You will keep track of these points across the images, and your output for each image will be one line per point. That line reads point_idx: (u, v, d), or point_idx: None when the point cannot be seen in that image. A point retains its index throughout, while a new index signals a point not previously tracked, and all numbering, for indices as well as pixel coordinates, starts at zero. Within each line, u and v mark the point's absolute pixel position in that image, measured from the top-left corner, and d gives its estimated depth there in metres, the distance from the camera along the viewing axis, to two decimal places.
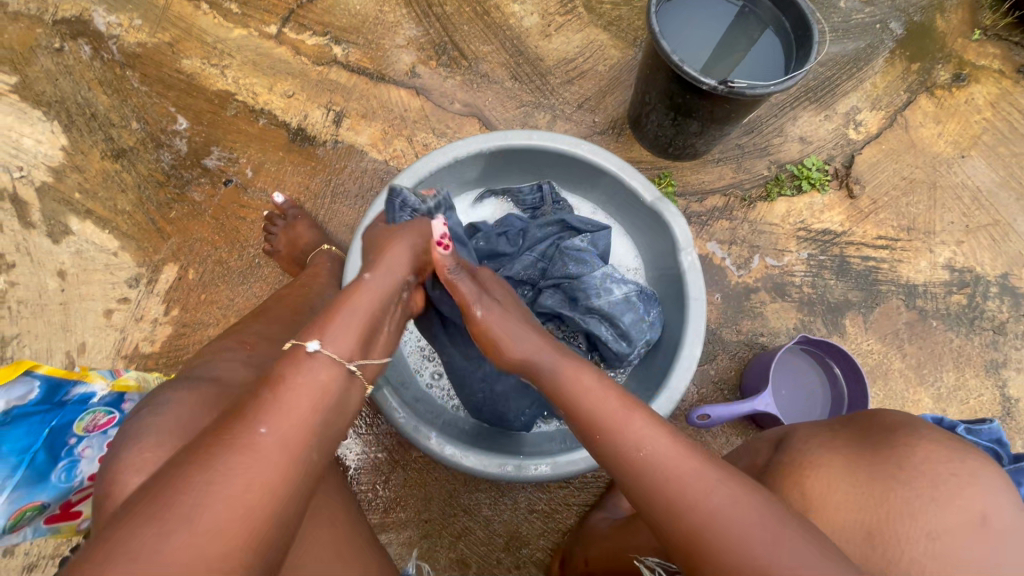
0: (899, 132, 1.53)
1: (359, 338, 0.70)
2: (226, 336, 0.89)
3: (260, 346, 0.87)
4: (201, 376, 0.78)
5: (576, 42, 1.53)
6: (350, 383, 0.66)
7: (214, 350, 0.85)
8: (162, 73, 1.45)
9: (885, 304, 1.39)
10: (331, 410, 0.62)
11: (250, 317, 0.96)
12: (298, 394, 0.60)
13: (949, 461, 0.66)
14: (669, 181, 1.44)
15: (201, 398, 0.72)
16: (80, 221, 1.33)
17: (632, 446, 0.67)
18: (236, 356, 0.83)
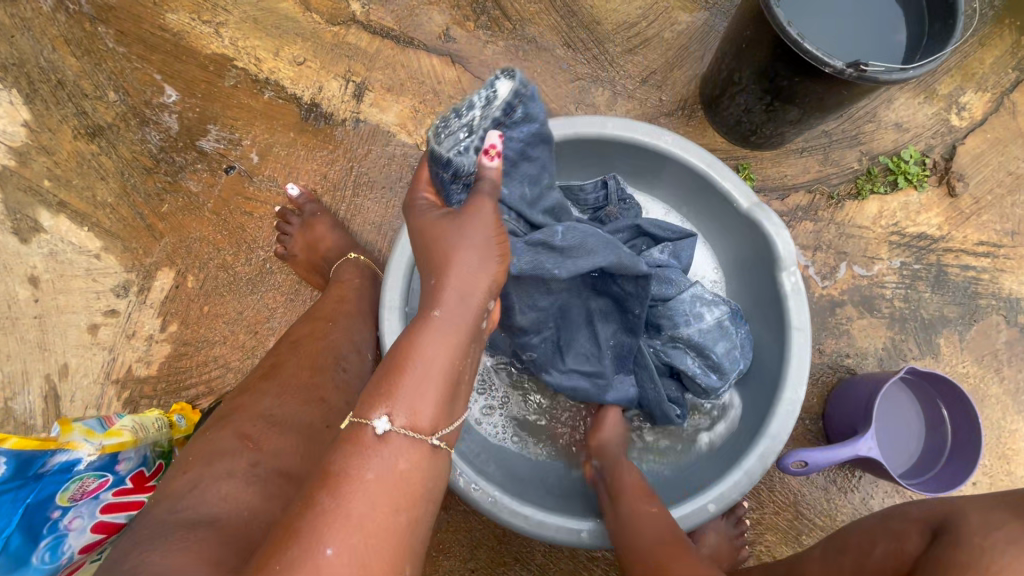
0: (1006, 118, 1.32)
1: (438, 399, 0.54)
2: (224, 424, 0.75)
3: (267, 444, 0.72)
4: (192, 511, 0.62)
5: (640, 1, 1.28)
6: (431, 467, 0.55)
7: (207, 454, 0.70)
8: (142, 30, 1.20)
9: (984, 321, 1.23)
10: (414, 502, 0.53)
11: (257, 383, 0.82)
12: (365, 492, 0.50)
13: None
14: (748, 174, 1.24)
15: (203, 549, 0.57)
16: (53, 216, 1.11)
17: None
18: (236, 470, 0.68)
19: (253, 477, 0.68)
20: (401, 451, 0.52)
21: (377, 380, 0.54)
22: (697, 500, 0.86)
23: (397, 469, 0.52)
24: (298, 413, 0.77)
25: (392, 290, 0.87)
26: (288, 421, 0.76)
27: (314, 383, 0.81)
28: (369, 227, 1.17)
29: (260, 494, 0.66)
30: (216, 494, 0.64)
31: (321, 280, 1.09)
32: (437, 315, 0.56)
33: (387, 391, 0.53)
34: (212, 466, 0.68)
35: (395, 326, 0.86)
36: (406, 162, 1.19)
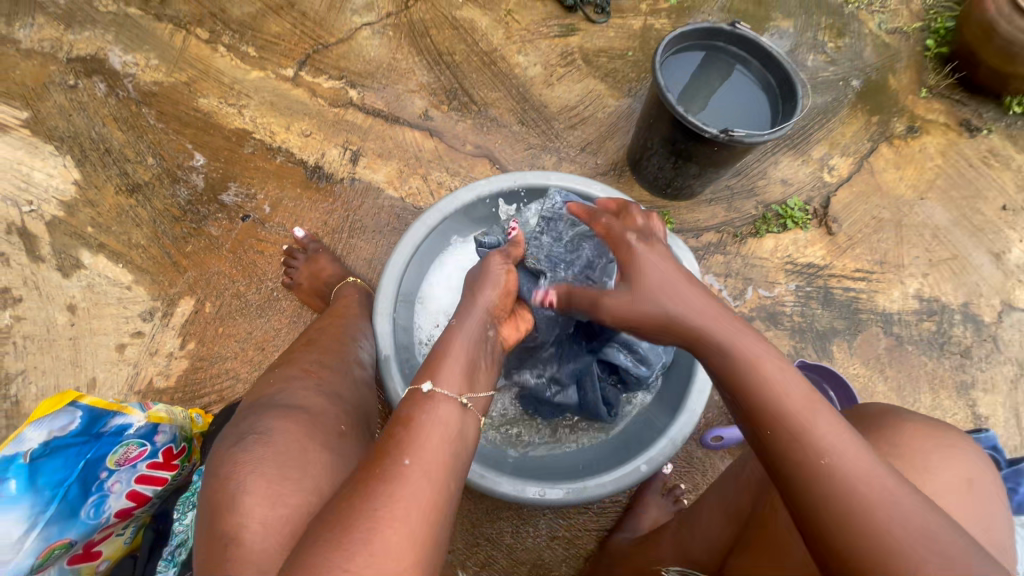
0: (866, 176, 1.70)
1: (463, 375, 0.76)
2: (286, 365, 0.94)
3: (325, 377, 0.92)
4: (281, 403, 0.83)
5: (577, 91, 1.65)
6: (462, 419, 0.72)
7: (281, 378, 0.90)
8: (178, 111, 1.49)
9: (866, 332, 1.52)
10: (455, 441, 0.70)
11: (301, 346, 1.02)
12: (430, 431, 0.68)
13: (937, 438, 0.76)
14: (668, 218, 1.55)
15: (296, 424, 0.78)
16: (92, 255, 1.32)
17: (818, 451, 0.63)
18: (308, 386, 0.87)
19: (322, 391, 0.88)
20: (442, 405, 0.71)
21: (425, 367, 0.76)
22: (630, 463, 1.05)
23: (439, 413, 0.70)
24: (340, 362, 0.97)
25: (384, 300, 1.11)
26: (334, 365, 0.96)
27: (344, 347, 1.02)
28: (362, 262, 1.42)
29: (328, 402, 0.87)
30: (298, 397, 0.84)
31: (321, 303, 1.30)
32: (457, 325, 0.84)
33: (432, 369, 0.75)
34: (289, 384, 0.87)
35: (387, 328, 1.09)
36: (393, 211, 1.46)
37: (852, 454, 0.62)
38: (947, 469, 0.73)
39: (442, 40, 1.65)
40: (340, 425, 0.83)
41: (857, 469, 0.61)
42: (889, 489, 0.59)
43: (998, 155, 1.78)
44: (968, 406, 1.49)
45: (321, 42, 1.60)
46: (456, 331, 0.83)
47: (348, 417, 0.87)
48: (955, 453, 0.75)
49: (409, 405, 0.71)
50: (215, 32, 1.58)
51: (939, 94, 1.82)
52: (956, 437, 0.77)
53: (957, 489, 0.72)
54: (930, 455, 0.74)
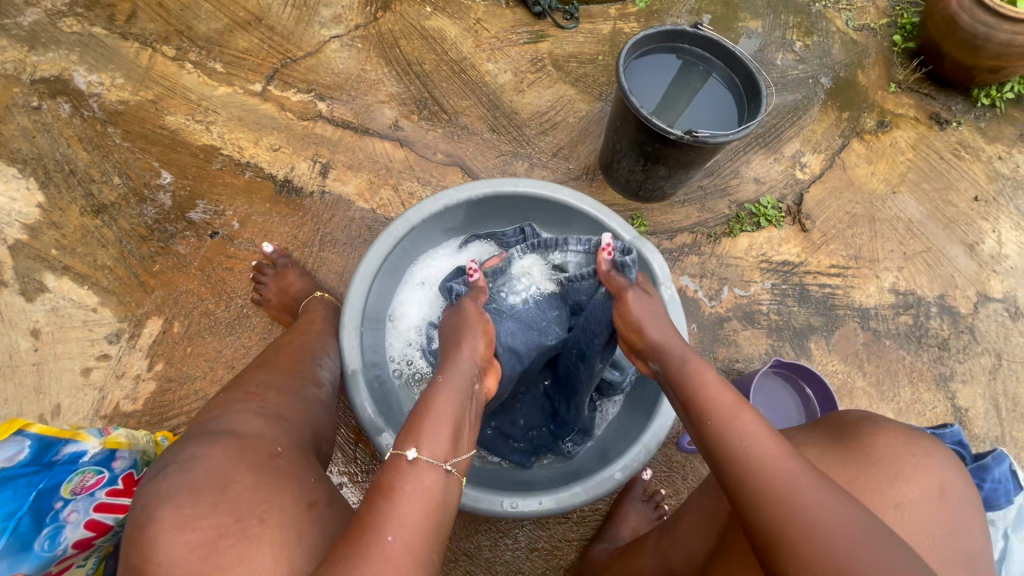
0: (838, 172, 1.71)
1: (447, 440, 0.78)
2: (230, 387, 0.87)
3: (269, 397, 0.86)
4: (217, 429, 0.75)
5: (548, 96, 1.65)
6: (444, 486, 0.74)
7: (221, 402, 0.82)
8: (145, 129, 1.48)
9: (843, 327, 1.52)
10: (437, 507, 0.72)
11: (251, 367, 0.96)
12: (411, 503, 0.69)
13: (908, 444, 0.77)
14: (641, 221, 1.55)
15: (233, 452, 0.72)
16: (57, 278, 1.30)
17: (735, 437, 0.73)
18: (249, 409, 0.81)
19: (263, 414, 0.81)
20: (424, 472, 0.72)
21: (405, 432, 0.78)
22: (605, 471, 1.04)
23: (422, 481, 0.72)
24: (290, 383, 0.92)
25: (351, 313, 1.10)
26: (283, 387, 0.90)
27: (297, 367, 0.98)
28: (333, 275, 1.40)
29: (268, 423, 0.80)
30: (236, 421, 0.77)
31: (291, 318, 1.29)
32: (439, 385, 0.86)
33: (413, 435, 0.76)
34: (229, 407, 0.80)
35: (355, 342, 1.08)
36: (364, 224, 1.45)
37: (763, 438, 0.72)
38: (919, 476, 0.74)
39: (412, 50, 1.65)
40: (276, 446, 0.77)
41: (767, 450, 0.70)
42: (792, 466, 0.68)
43: (968, 147, 1.80)
44: (948, 398, 1.49)
45: (289, 56, 1.60)
46: (437, 390, 0.85)
47: (290, 442, 0.80)
48: (929, 461, 0.76)
49: (390, 473, 0.73)
50: (182, 49, 1.57)
51: (907, 88, 1.83)
52: (930, 444, 0.78)
53: (927, 499, 0.73)
54: (905, 463, 0.75)
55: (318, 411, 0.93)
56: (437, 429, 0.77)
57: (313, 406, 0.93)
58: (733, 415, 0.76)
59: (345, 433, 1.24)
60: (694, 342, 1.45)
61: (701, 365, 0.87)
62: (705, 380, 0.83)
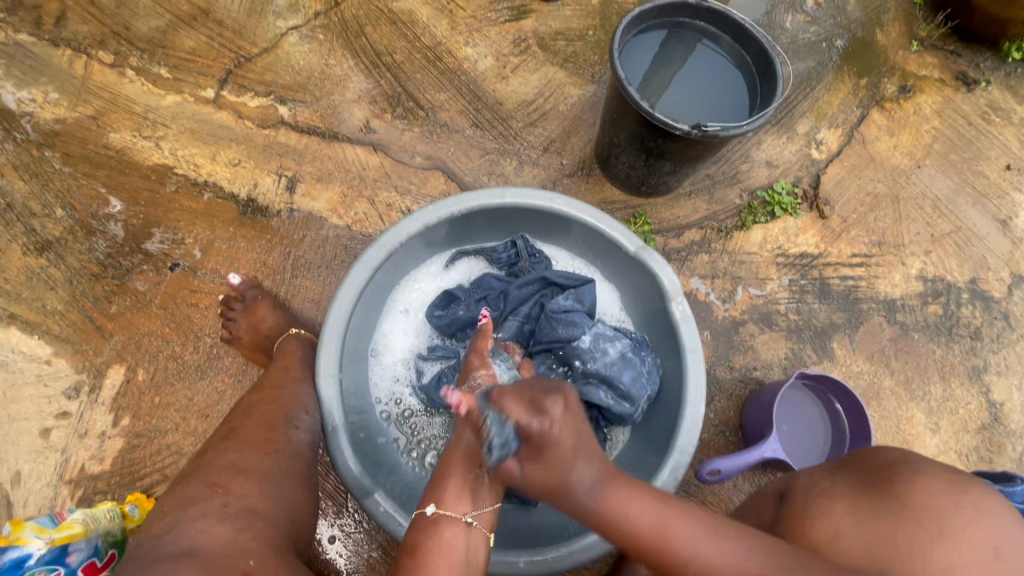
0: (857, 148, 1.55)
1: (468, 494, 0.77)
2: (191, 478, 0.79)
3: (234, 487, 0.78)
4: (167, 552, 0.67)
5: (534, 82, 1.48)
6: (467, 541, 0.74)
7: (180, 502, 0.75)
8: (87, 150, 1.32)
9: (868, 323, 1.41)
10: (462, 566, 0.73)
11: (217, 443, 0.88)
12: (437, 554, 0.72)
13: (951, 495, 0.70)
14: (645, 219, 1.41)
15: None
16: (4, 328, 1.18)
17: (679, 555, 0.65)
18: (209, 511, 0.73)
19: (226, 515, 0.73)
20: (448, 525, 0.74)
21: (427, 486, 0.78)
22: None
23: (444, 536, 0.74)
24: (259, 463, 0.83)
25: (326, 359, 0.97)
26: (253, 470, 0.82)
27: (269, 438, 0.89)
28: (309, 304, 1.28)
29: (234, 527, 0.72)
30: (196, 531, 0.70)
31: (265, 358, 1.17)
32: (456, 440, 0.78)
33: (435, 490, 0.77)
34: (186, 511, 0.73)
35: (333, 391, 0.96)
36: (340, 243, 1.31)
37: (705, 542, 0.65)
38: (967, 532, 0.67)
39: (380, 38, 1.47)
40: (246, 560, 0.68)
41: (726, 565, 0.63)
42: (751, 565, 0.63)
43: (998, 109, 1.63)
44: (982, 393, 1.38)
45: (243, 54, 1.42)
46: (453, 445, 0.78)
47: (263, 548, 0.71)
48: (978, 515, 0.68)
49: (416, 532, 0.75)
50: (121, 53, 1.39)
51: (932, 46, 1.65)
52: (981, 494, 0.70)
53: (980, 560, 0.65)
54: (950, 517, 0.68)
55: (294, 489, 0.84)
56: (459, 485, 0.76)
57: (288, 485, 0.83)
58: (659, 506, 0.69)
59: (335, 480, 1.16)
60: (707, 350, 1.34)
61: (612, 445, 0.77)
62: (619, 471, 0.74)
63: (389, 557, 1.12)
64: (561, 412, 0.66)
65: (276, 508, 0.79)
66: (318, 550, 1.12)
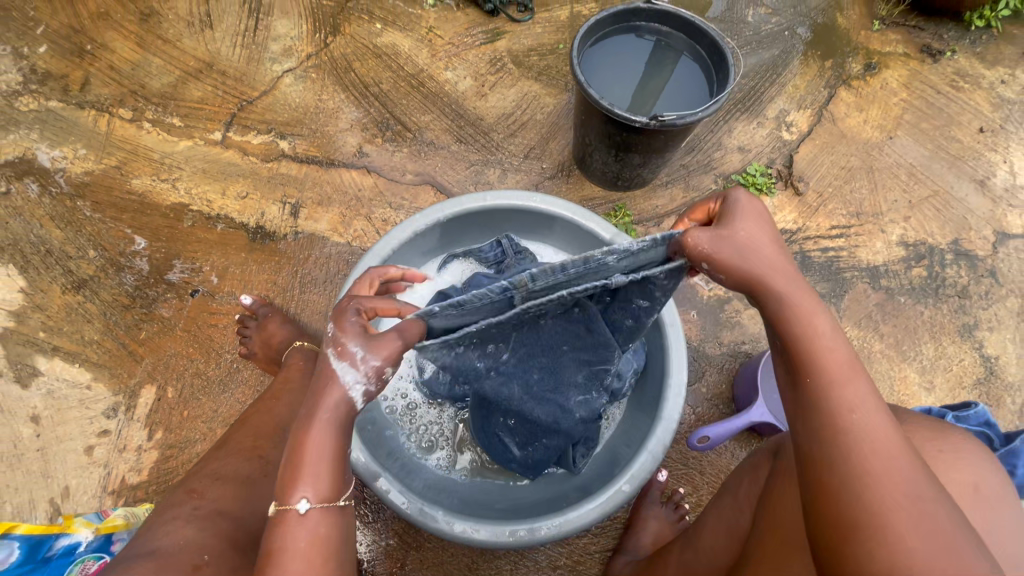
0: (828, 126, 1.61)
1: (333, 476, 0.69)
2: (179, 485, 0.89)
3: (209, 492, 0.86)
4: (138, 550, 0.74)
5: (512, 96, 1.59)
6: (338, 525, 0.69)
7: (161, 508, 0.83)
8: (113, 197, 1.46)
9: (853, 291, 1.45)
10: (336, 552, 0.68)
11: (211, 452, 0.98)
12: (297, 556, 0.65)
13: (935, 439, 0.70)
14: (625, 212, 1.48)
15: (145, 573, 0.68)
16: (48, 359, 1.32)
17: (848, 407, 0.61)
18: (179, 514, 0.81)
19: (194, 517, 0.81)
20: (319, 518, 0.67)
21: (285, 478, 0.69)
22: (613, 484, 0.99)
23: (314, 531, 0.67)
24: (242, 466, 0.93)
25: None
26: (231, 475, 0.91)
27: (256, 445, 0.99)
28: (317, 317, 1.39)
29: (197, 527, 0.79)
30: (163, 533, 0.77)
31: (279, 368, 1.27)
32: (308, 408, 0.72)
33: (287, 482, 0.68)
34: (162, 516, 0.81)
35: None
36: (342, 259, 1.42)
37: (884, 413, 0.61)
38: (954, 472, 0.67)
39: (367, 71, 1.60)
40: (203, 555, 0.75)
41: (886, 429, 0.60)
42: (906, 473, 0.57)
43: (966, 76, 1.68)
44: (975, 348, 1.40)
45: (244, 98, 1.57)
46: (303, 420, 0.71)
47: (218, 546, 0.77)
48: (959, 457, 0.68)
49: (279, 530, 0.67)
50: (138, 109, 1.56)
51: (893, 23, 1.71)
52: (959, 436, 0.71)
53: (960, 498, 0.66)
54: (936, 459, 0.68)
55: (272, 490, 0.93)
56: (317, 472, 0.68)
57: (268, 487, 0.93)
58: (846, 379, 0.63)
59: None
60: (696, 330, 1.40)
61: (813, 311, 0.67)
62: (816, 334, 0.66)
63: (404, 545, 1.19)
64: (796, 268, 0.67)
65: (244, 509, 0.86)
66: None
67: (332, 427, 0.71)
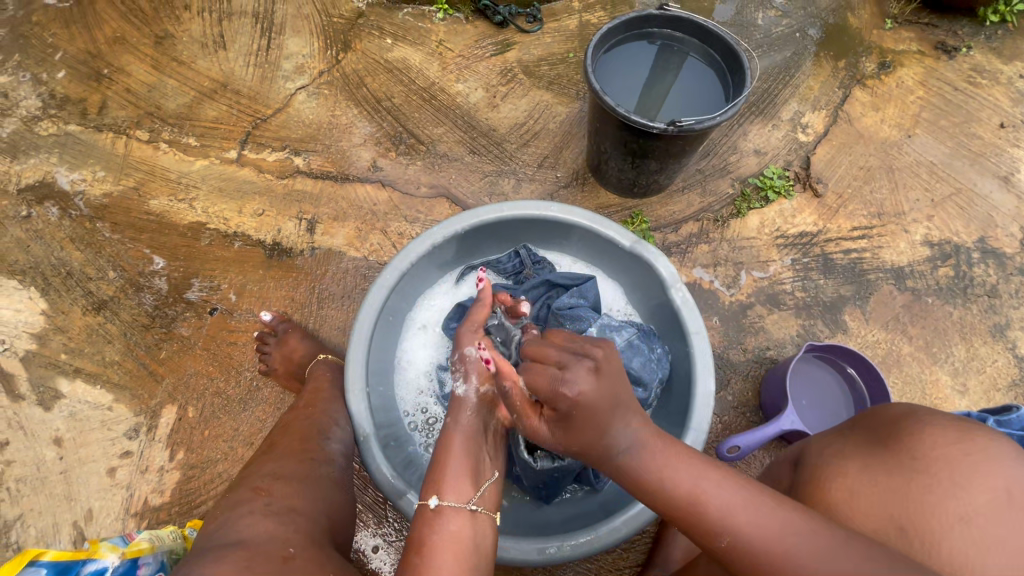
0: (844, 126, 1.59)
1: (470, 480, 0.82)
2: (238, 486, 0.85)
3: (276, 490, 0.83)
4: (222, 541, 0.70)
5: (524, 106, 1.59)
6: (472, 529, 0.77)
7: (228, 505, 0.79)
8: (132, 218, 1.47)
9: (878, 293, 1.42)
10: (471, 555, 0.74)
11: (260, 457, 0.95)
12: (441, 551, 0.73)
13: (959, 442, 0.66)
14: (642, 219, 1.47)
15: (236, 562, 0.65)
16: (70, 382, 1.32)
17: (709, 514, 0.66)
18: (254, 509, 0.77)
19: (269, 512, 0.78)
20: (454, 516, 0.77)
21: (428, 481, 0.82)
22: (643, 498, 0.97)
23: (450, 530, 0.76)
24: (298, 468, 0.91)
25: (355, 374, 1.05)
26: (291, 475, 0.89)
27: (307, 448, 0.97)
28: (336, 332, 1.38)
29: (276, 521, 0.76)
30: (242, 526, 0.73)
31: (299, 385, 1.26)
32: (451, 423, 0.89)
33: (437, 482, 0.80)
34: (234, 511, 0.77)
35: (362, 404, 1.03)
36: (359, 273, 1.42)
37: (743, 509, 0.64)
38: (982, 478, 0.62)
39: (379, 85, 1.61)
40: (289, 547, 0.71)
41: (755, 526, 0.62)
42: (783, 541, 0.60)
43: (984, 72, 1.66)
44: (1008, 349, 1.37)
45: (259, 116, 1.58)
46: (450, 432, 0.88)
47: (301, 538, 0.74)
48: (988, 459, 0.63)
49: (420, 527, 0.77)
50: (154, 130, 1.57)
51: (905, 21, 1.70)
52: (987, 435, 0.66)
53: (995, 505, 0.60)
54: (959, 465, 0.64)
55: (329, 489, 0.91)
56: (454, 475, 0.81)
57: (325, 486, 0.91)
58: (688, 489, 0.68)
59: (374, 493, 1.24)
60: (718, 336, 1.37)
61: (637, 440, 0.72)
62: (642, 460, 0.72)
63: None
64: (585, 376, 0.69)
65: (312, 507, 0.84)
66: (363, 561, 1.18)
67: (474, 437, 0.87)
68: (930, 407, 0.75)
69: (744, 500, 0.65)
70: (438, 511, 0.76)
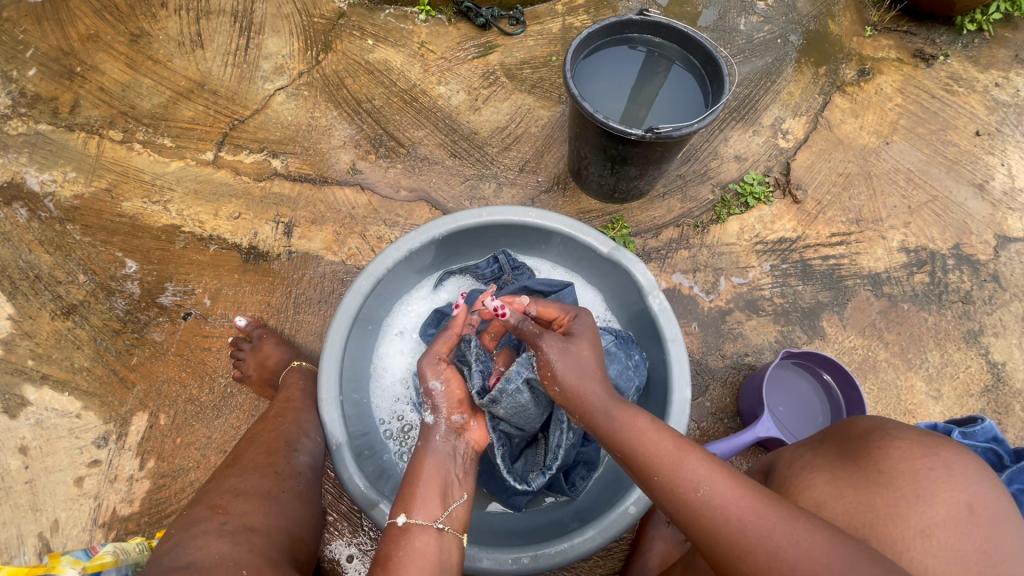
0: (824, 132, 1.60)
1: (439, 498, 0.81)
2: (197, 503, 0.84)
3: (234, 508, 0.82)
4: (171, 566, 0.68)
5: (505, 110, 1.58)
6: (439, 546, 0.76)
7: (182, 526, 0.78)
8: (104, 221, 1.44)
9: (855, 299, 1.43)
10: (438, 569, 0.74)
11: (223, 471, 0.93)
12: (407, 564, 0.72)
13: (924, 456, 0.66)
14: (622, 224, 1.46)
15: None
16: (38, 389, 1.29)
17: (689, 486, 0.66)
18: (208, 529, 0.76)
19: (224, 531, 0.76)
20: (420, 532, 0.77)
21: (398, 500, 0.81)
22: (619, 505, 0.96)
23: (416, 545, 0.75)
24: (261, 483, 0.89)
25: (328, 383, 1.03)
26: (253, 491, 0.87)
27: (272, 462, 0.95)
28: (312, 337, 1.36)
29: (231, 541, 0.74)
30: (194, 548, 0.71)
31: (273, 392, 1.24)
32: (423, 444, 0.89)
33: (406, 501, 0.80)
34: (188, 532, 0.75)
35: (335, 414, 1.02)
36: (336, 278, 1.40)
37: (724, 475, 0.65)
38: (943, 492, 0.63)
39: (359, 87, 1.59)
40: (241, 570, 0.69)
41: (731, 492, 0.63)
42: (765, 523, 0.60)
43: (961, 80, 1.68)
44: (981, 355, 1.38)
45: (237, 117, 1.55)
46: (420, 453, 0.88)
47: (255, 559, 0.73)
48: (950, 475, 0.64)
49: (386, 543, 0.76)
50: (129, 130, 1.54)
51: (884, 29, 1.72)
52: (951, 451, 0.67)
53: (955, 520, 0.61)
54: (923, 478, 0.64)
55: (292, 506, 0.89)
56: (422, 493, 0.81)
57: (288, 503, 0.89)
58: (680, 460, 0.68)
59: (348, 502, 1.22)
60: (697, 342, 1.37)
61: (633, 411, 0.75)
62: (638, 427, 0.73)
63: None
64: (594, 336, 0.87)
65: (272, 525, 0.82)
66: (337, 570, 1.16)
67: (444, 458, 0.87)
68: (896, 421, 0.76)
69: (738, 483, 0.64)
70: (404, 529, 0.76)
